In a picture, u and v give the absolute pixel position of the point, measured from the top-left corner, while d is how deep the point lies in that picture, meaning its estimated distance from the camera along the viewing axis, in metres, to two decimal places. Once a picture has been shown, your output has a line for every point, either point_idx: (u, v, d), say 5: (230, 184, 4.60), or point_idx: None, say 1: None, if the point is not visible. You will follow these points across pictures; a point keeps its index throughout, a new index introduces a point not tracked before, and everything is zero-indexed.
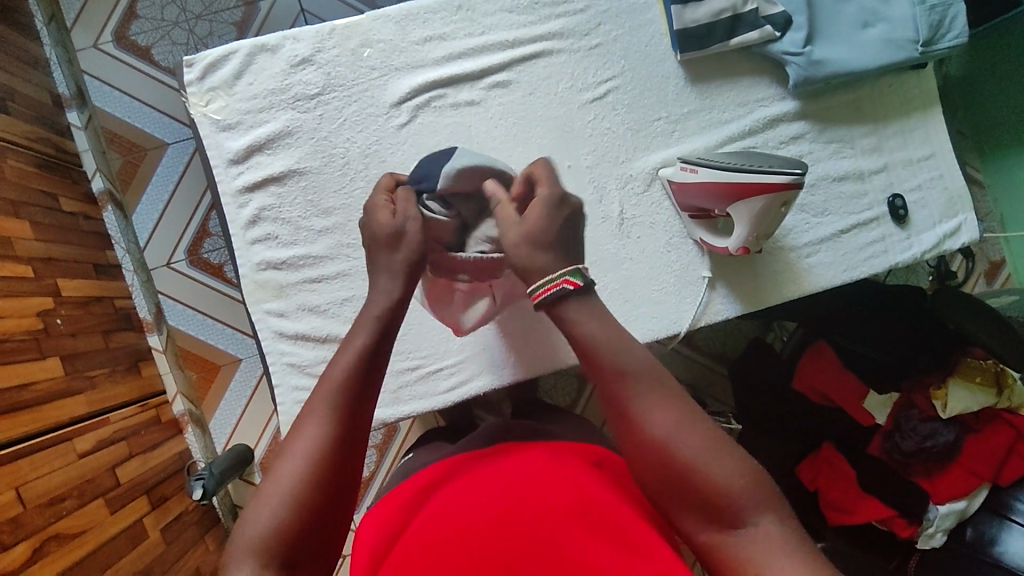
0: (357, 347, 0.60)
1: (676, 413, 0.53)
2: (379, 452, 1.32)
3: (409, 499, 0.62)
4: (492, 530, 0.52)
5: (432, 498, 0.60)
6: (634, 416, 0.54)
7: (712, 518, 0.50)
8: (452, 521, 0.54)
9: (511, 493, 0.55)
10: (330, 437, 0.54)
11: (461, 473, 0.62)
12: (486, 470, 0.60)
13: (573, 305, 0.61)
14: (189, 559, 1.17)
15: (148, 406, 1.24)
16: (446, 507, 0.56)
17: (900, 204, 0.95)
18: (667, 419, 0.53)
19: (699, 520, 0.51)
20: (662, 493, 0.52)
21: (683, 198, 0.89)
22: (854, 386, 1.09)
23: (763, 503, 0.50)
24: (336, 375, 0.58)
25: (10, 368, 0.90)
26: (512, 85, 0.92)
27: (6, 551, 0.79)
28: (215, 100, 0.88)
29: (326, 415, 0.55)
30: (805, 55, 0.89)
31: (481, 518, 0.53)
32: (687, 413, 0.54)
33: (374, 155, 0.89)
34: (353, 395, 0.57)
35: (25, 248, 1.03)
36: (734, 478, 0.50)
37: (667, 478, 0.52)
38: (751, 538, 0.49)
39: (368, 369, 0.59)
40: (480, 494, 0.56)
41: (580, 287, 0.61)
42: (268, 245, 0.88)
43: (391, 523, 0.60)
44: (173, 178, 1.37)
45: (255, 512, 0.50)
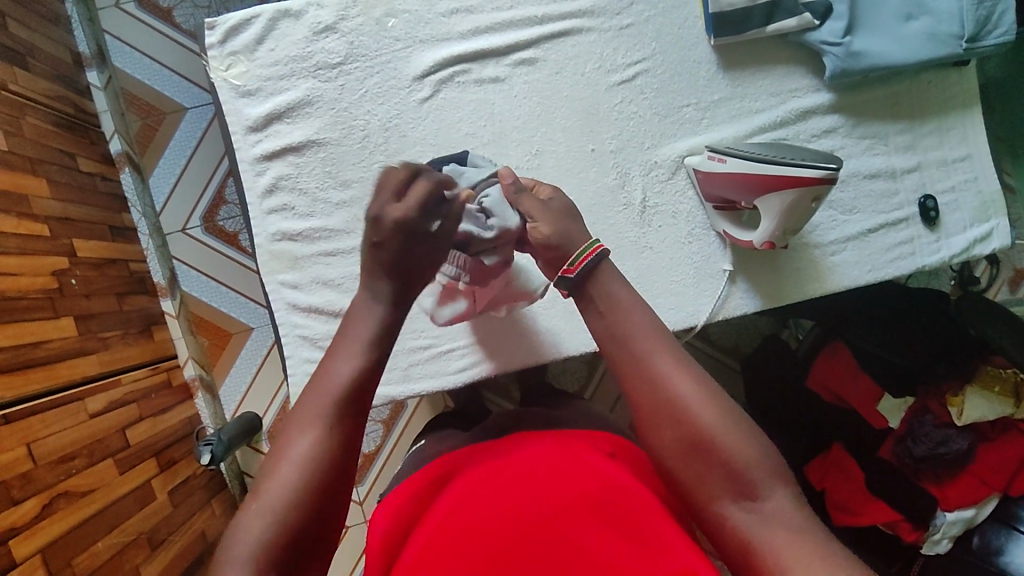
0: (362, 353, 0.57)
1: (697, 383, 0.53)
2: (386, 427, 1.32)
3: (422, 489, 0.62)
4: (509, 522, 0.51)
5: (444, 493, 0.59)
6: (655, 383, 0.54)
7: (725, 496, 0.50)
8: (471, 513, 0.53)
9: (526, 482, 0.55)
10: (323, 451, 0.51)
11: (472, 465, 0.62)
12: (501, 459, 0.60)
13: (607, 273, 0.61)
14: (194, 523, 1.18)
15: (159, 369, 1.25)
16: (461, 501, 0.56)
17: (932, 205, 0.92)
18: (690, 389, 0.53)
19: (714, 508, 0.50)
20: (680, 470, 0.52)
21: (708, 188, 0.87)
22: (870, 388, 1.08)
23: (782, 487, 0.50)
24: (338, 387, 0.54)
25: (23, 325, 0.91)
26: (538, 63, 0.89)
27: (15, 506, 0.80)
28: (235, 65, 0.86)
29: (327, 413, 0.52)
30: (844, 46, 0.86)
31: (498, 510, 0.52)
32: (710, 388, 0.53)
33: (394, 129, 0.88)
34: (348, 409, 0.53)
35: (41, 207, 1.02)
36: (750, 454, 0.50)
37: (686, 449, 0.51)
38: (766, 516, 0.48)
39: (367, 385, 0.56)
40: (497, 484, 0.56)
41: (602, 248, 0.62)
42: (284, 215, 0.87)
43: (407, 514, 0.59)
44: (191, 143, 1.36)
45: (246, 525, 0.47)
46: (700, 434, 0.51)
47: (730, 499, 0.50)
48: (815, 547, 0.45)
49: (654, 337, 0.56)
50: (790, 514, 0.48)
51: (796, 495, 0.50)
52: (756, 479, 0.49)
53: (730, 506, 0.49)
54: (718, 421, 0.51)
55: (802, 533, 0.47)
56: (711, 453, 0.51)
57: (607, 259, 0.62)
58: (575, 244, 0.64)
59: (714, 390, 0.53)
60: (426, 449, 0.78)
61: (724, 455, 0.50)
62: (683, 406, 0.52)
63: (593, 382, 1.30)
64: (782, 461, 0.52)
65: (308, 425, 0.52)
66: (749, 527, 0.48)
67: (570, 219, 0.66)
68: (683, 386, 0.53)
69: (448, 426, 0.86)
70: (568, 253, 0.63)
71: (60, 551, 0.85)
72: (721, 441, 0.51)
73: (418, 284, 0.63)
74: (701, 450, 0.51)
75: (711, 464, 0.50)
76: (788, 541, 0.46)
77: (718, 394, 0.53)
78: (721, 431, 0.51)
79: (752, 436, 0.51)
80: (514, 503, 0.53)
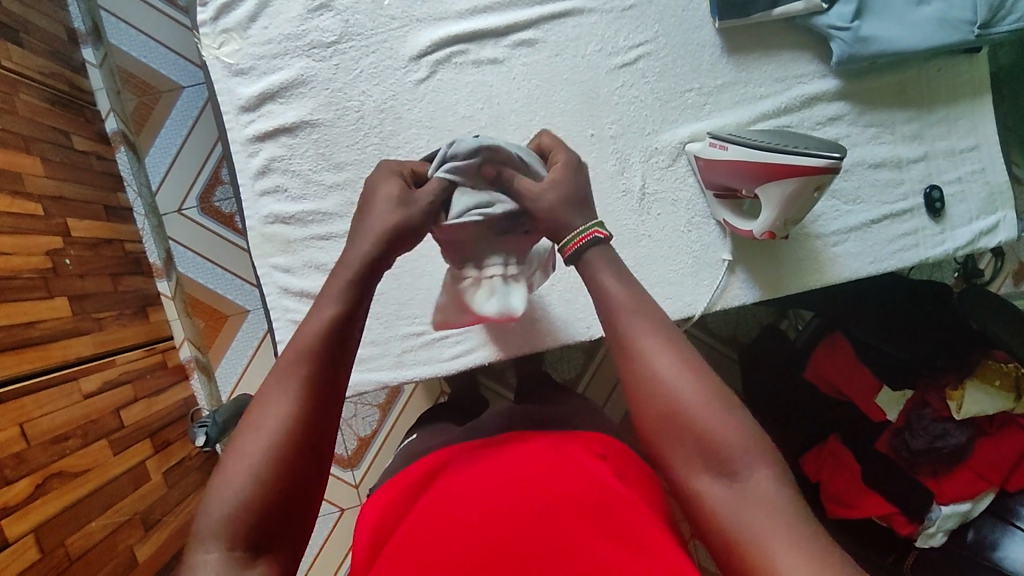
0: (335, 308, 0.55)
1: (678, 358, 0.51)
2: (382, 411, 1.32)
3: (405, 488, 0.61)
4: (491, 523, 0.50)
5: (428, 493, 0.58)
6: (633, 359, 0.52)
7: (701, 473, 0.48)
8: (453, 513, 0.52)
9: (513, 483, 0.54)
10: (297, 407, 0.49)
11: (458, 464, 0.61)
12: (487, 460, 0.59)
13: (596, 252, 0.58)
14: (189, 504, 1.19)
15: (155, 350, 1.25)
16: (445, 500, 0.55)
17: (937, 196, 0.90)
18: (670, 362, 0.51)
19: (691, 486, 0.48)
20: (660, 447, 0.50)
21: (709, 176, 0.85)
22: (868, 380, 1.06)
23: (766, 468, 0.47)
24: (310, 336, 0.52)
25: (16, 305, 0.90)
26: (538, 45, 0.87)
27: (8, 486, 0.80)
28: (227, 43, 0.85)
29: (294, 375, 0.51)
30: (852, 30, 0.84)
31: (481, 512, 0.51)
32: (694, 363, 0.51)
33: (390, 110, 0.86)
34: (322, 363, 0.52)
35: (35, 184, 1.01)
36: (731, 430, 0.48)
37: (666, 425, 0.50)
38: (750, 496, 0.46)
39: (335, 344, 0.53)
40: (482, 484, 0.55)
41: (604, 237, 0.58)
42: (277, 197, 0.86)
43: (391, 514, 0.58)
44: (187, 122, 1.34)
45: (220, 489, 0.46)
46: (680, 411, 0.49)
47: (709, 477, 0.47)
48: (794, 530, 0.43)
49: (633, 309, 0.55)
50: (769, 494, 0.46)
51: (785, 478, 0.47)
52: (740, 459, 0.47)
53: (707, 483, 0.47)
54: (698, 395, 0.50)
55: (782, 514, 0.44)
56: (690, 429, 0.49)
57: (604, 244, 0.58)
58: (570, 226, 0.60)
59: (696, 364, 0.51)
60: (418, 442, 0.78)
61: (707, 431, 0.48)
62: (662, 379, 0.51)
63: (588, 371, 1.30)
64: (768, 440, 0.49)
65: (274, 392, 0.50)
66: (724, 506, 0.46)
67: (570, 208, 0.60)
68: (661, 360, 0.51)
69: (441, 417, 0.86)
70: (561, 234, 0.60)
71: (54, 531, 0.85)
72: (702, 418, 0.49)
73: (401, 243, 0.61)
74: (682, 428, 0.49)
75: (694, 442, 0.48)
76: (765, 523, 0.44)
77: (702, 370, 0.51)
78: (700, 406, 0.49)
79: (736, 412, 0.49)
80: (498, 504, 0.52)
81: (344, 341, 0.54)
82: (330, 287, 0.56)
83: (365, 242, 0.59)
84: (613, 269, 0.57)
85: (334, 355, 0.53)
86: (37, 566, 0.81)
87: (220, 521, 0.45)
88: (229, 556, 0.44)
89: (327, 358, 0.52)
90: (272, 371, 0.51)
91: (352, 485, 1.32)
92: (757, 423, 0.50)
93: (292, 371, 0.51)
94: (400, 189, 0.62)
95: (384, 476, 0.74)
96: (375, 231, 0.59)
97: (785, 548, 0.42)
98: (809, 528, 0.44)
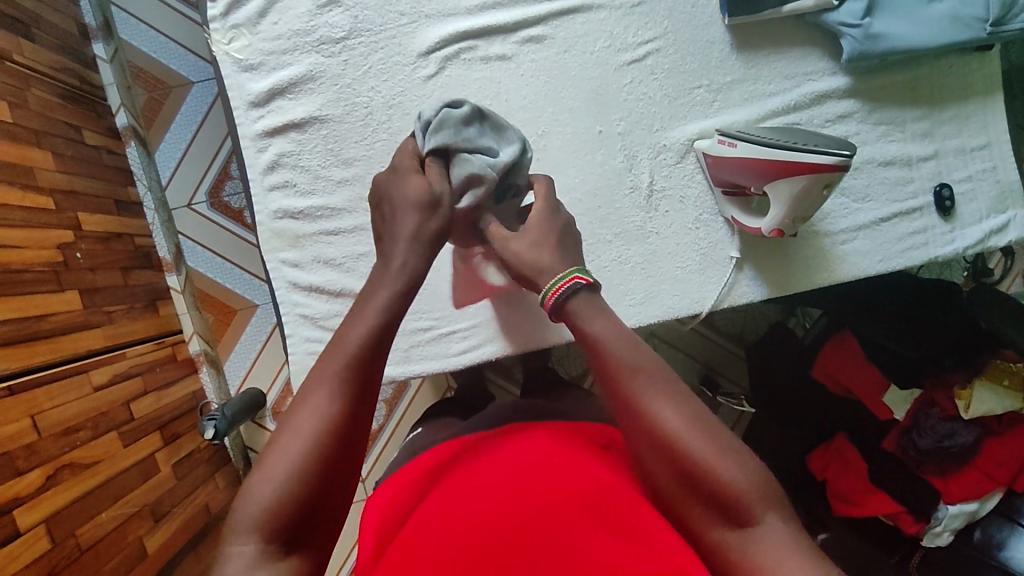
0: (373, 320, 0.55)
1: (683, 413, 0.51)
2: (389, 406, 1.33)
3: (412, 483, 0.62)
4: (509, 519, 0.51)
5: (433, 488, 0.59)
6: (641, 416, 0.51)
7: (718, 526, 0.48)
8: (457, 510, 0.53)
9: (531, 475, 0.54)
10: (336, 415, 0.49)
11: (467, 458, 0.62)
12: (497, 452, 0.60)
13: (583, 298, 0.58)
14: (198, 496, 1.20)
15: (164, 343, 1.26)
16: (451, 496, 0.55)
17: (947, 195, 0.90)
18: (678, 419, 0.50)
19: (712, 537, 0.49)
20: (677, 499, 0.50)
21: (718, 173, 0.85)
22: (875, 378, 1.06)
23: (777, 515, 0.47)
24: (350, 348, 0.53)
25: (27, 298, 0.91)
26: (546, 41, 0.87)
27: (20, 476, 0.81)
28: (237, 39, 0.85)
29: (333, 381, 0.51)
30: (863, 27, 0.83)
31: (494, 505, 0.52)
32: (697, 413, 0.51)
33: (398, 106, 0.86)
34: (358, 379, 0.52)
35: (47, 179, 1.02)
36: (746, 479, 0.48)
37: (678, 479, 0.49)
38: (767, 546, 0.46)
39: (375, 356, 0.53)
40: (491, 479, 0.55)
41: (590, 283, 0.59)
42: (286, 192, 0.86)
43: (397, 509, 0.59)
44: (196, 118, 1.35)
45: (259, 487, 0.46)
46: (693, 466, 0.49)
47: (729, 529, 0.48)
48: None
49: (633, 361, 0.53)
50: (790, 542, 0.46)
51: (796, 522, 0.48)
52: (754, 509, 0.47)
53: (728, 535, 0.48)
54: (705, 447, 0.49)
55: (804, 559, 0.45)
56: (706, 484, 0.48)
57: (596, 291, 0.59)
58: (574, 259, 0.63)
59: (701, 415, 0.51)
60: (423, 436, 0.78)
61: (722, 484, 0.48)
62: (672, 435, 0.50)
63: None
64: (776, 484, 0.49)
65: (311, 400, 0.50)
66: (747, 555, 0.46)
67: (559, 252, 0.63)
68: (665, 414, 0.51)
69: (447, 412, 0.86)
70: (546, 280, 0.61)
71: (64, 521, 0.86)
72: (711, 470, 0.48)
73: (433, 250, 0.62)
74: (693, 480, 0.49)
75: (705, 494, 0.48)
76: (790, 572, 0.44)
77: (709, 422, 0.51)
78: (714, 459, 0.48)
79: (746, 460, 0.49)
80: (514, 496, 0.53)
81: (385, 347, 0.55)
82: (375, 295, 0.57)
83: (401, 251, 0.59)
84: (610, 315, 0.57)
85: (374, 362, 0.53)
86: (48, 555, 0.82)
87: (257, 516, 0.45)
88: (265, 550, 0.45)
89: (367, 364, 0.53)
90: (312, 374, 0.52)
91: (359, 479, 1.33)
92: (766, 466, 0.50)
93: (334, 375, 0.51)
94: (425, 192, 0.62)
95: (391, 470, 0.74)
96: (408, 241, 0.60)
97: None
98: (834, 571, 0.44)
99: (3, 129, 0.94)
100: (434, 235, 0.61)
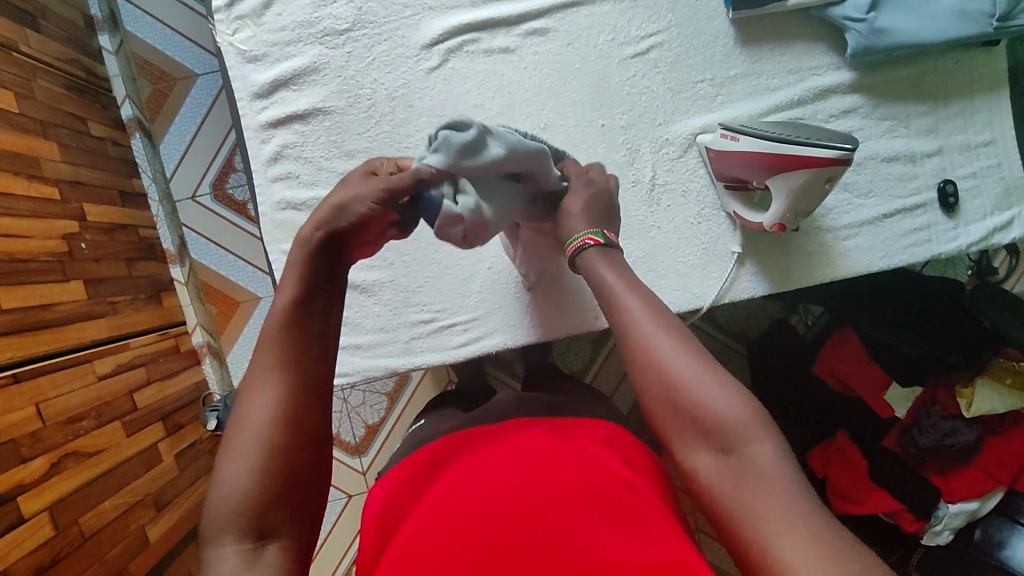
0: (292, 291, 0.57)
1: (675, 343, 0.54)
2: (391, 399, 1.34)
3: (405, 484, 0.61)
4: (502, 518, 0.50)
5: (432, 486, 0.59)
6: (635, 345, 0.55)
7: (703, 451, 0.49)
8: (456, 505, 0.53)
9: (511, 471, 0.55)
10: (285, 395, 0.51)
11: (463, 455, 0.61)
12: (489, 451, 0.59)
13: (594, 252, 0.65)
14: (199, 487, 1.21)
15: (168, 334, 1.27)
16: (445, 496, 0.55)
17: (951, 191, 0.89)
18: (668, 347, 0.54)
19: (690, 463, 0.50)
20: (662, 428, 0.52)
21: (721, 167, 0.85)
22: (875, 376, 1.07)
23: (764, 441, 0.48)
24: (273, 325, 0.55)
25: (32, 287, 0.91)
26: (550, 34, 0.87)
27: (25, 463, 0.82)
28: (242, 30, 0.85)
29: (276, 366, 0.52)
30: (868, 22, 0.83)
31: (487, 506, 0.51)
32: (687, 343, 0.54)
33: (401, 98, 0.86)
34: (297, 353, 0.54)
35: (52, 169, 1.03)
36: (729, 406, 0.50)
37: (664, 404, 0.52)
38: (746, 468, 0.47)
39: (299, 329, 0.55)
40: (482, 478, 0.55)
41: (600, 243, 0.66)
42: (289, 183, 0.87)
43: (393, 508, 0.59)
44: (201, 110, 1.36)
45: (228, 481, 0.47)
46: (677, 390, 0.51)
47: (707, 454, 0.49)
48: (795, 504, 0.44)
49: (632, 299, 0.59)
50: (766, 467, 0.46)
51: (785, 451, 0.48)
52: (736, 431, 0.48)
53: (705, 460, 0.49)
54: (690, 370, 0.52)
55: (777, 486, 0.45)
56: (690, 405, 0.51)
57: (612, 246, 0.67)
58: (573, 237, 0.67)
59: (693, 349, 0.54)
60: (424, 429, 0.78)
61: (703, 407, 0.50)
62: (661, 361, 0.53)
63: (596, 362, 1.30)
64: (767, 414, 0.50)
65: (257, 388, 0.51)
66: (722, 479, 0.47)
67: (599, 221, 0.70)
68: (656, 339, 0.54)
69: (447, 404, 0.86)
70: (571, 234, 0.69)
71: (67, 509, 0.87)
72: (695, 392, 0.51)
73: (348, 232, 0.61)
74: (678, 404, 0.51)
75: (689, 416, 0.50)
76: (760, 495, 0.45)
77: (702, 356, 0.53)
78: (697, 384, 0.51)
79: (733, 387, 0.51)
80: (504, 495, 0.52)
81: (313, 313, 0.56)
82: (286, 275, 0.59)
83: (311, 221, 0.61)
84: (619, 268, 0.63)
85: (309, 330, 0.55)
86: (51, 543, 0.83)
87: (230, 514, 0.46)
88: (243, 547, 0.45)
89: (300, 334, 0.55)
90: (252, 367, 0.53)
91: (359, 472, 1.33)
92: (757, 401, 0.51)
93: (271, 359, 0.53)
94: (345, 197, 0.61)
95: (390, 461, 0.75)
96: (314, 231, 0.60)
97: (780, 521, 0.43)
98: (808, 500, 0.44)
99: (9, 120, 0.95)
100: (337, 210, 0.60)
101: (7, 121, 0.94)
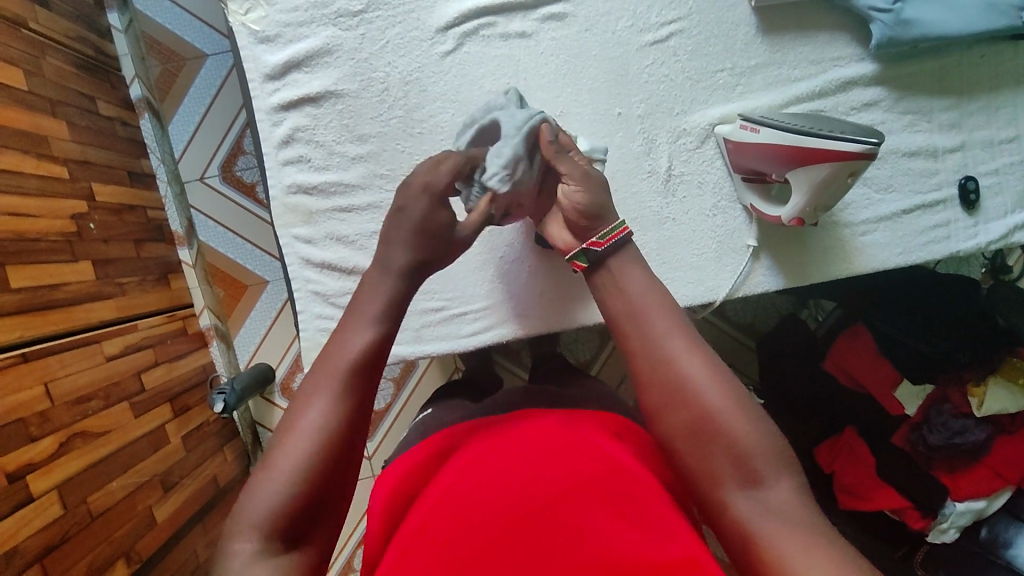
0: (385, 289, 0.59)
1: (709, 369, 0.53)
2: (397, 385, 1.34)
3: (409, 477, 0.61)
4: (514, 509, 0.49)
5: (442, 472, 0.58)
6: (660, 358, 0.54)
7: (731, 485, 0.49)
8: (473, 493, 0.52)
9: (520, 461, 0.54)
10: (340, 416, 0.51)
11: (473, 444, 0.61)
12: (499, 441, 0.59)
13: (619, 254, 0.62)
14: (206, 468, 1.21)
15: (175, 316, 1.26)
16: (455, 485, 0.54)
17: (972, 187, 0.88)
18: (700, 371, 0.52)
19: (717, 497, 0.49)
20: (685, 456, 0.51)
21: (739, 159, 0.83)
22: (888, 372, 1.05)
23: (785, 480, 0.48)
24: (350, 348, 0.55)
25: (41, 267, 0.91)
26: (567, 19, 0.86)
27: (33, 443, 0.82)
28: (254, 9, 0.83)
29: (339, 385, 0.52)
30: (894, 13, 0.81)
31: (497, 499, 0.51)
32: (718, 371, 0.53)
33: (415, 82, 0.85)
34: (364, 375, 0.54)
35: (61, 149, 1.02)
36: (759, 438, 0.50)
37: (689, 430, 0.51)
38: (772, 506, 0.47)
39: (380, 353, 0.56)
40: (491, 470, 0.54)
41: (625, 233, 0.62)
42: (300, 167, 0.86)
43: (398, 501, 0.58)
44: (210, 92, 1.34)
45: (261, 488, 0.48)
46: (706, 415, 0.51)
47: (734, 487, 0.49)
48: (818, 545, 0.44)
49: (662, 308, 0.57)
50: (793, 505, 0.47)
51: (802, 486, 0.49)
52: (758, 464, 0.49)
53: (731, 492, 0.49)
54: (718, 397, 0.51)
55: (804, 526, 0.46)
56: (719, 435, 0.50)
57: (631, 244, 0.63)
58: (606, 218, 0.64)
59: (720, 371, 0.53)
60: (433, 419, 0.78)
61: (733, 438, 0.49)
62: (689, 386, 0.52)
63: (604, 353, 1.30)
64: (787, 446, 0.51)
65: (316, 402, 0.51)
66: (755, 518, 0.47)
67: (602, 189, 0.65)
68: (686, 360, 0.53)
69: (457, 395, 0.86)
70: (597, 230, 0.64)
71: (76, 488, 0.87)
72: (726, 422, 0.50)
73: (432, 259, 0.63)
74: (703, 433, 0.50)
75: (712, 446, 0.50)
76: (789, 532, 0.45)
77: (728, 378, 0.53)
78: (726, 412, 0.50)
79: (757, 418, 0.51)
80: (512, 488, 0.51)
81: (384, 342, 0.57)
82: (373, 278, 0.60)
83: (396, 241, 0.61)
84: (642, 270, 0.61)
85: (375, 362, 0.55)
86: (59, 522, 0.83)
87: (263, 519, 0.46)
88: (273, 546, 0.46)
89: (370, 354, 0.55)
90: (316, 377, 0.53)
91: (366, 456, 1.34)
92: (779, 434, 0.51)
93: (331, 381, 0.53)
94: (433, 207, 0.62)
95: (399, 449, 0.75)
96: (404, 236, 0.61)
97: (800, 559, 0.43)
98: (827, 538, 0.45)
99: (17, 98, 0.94)
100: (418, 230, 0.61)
101: (16, 98, 0.94)
